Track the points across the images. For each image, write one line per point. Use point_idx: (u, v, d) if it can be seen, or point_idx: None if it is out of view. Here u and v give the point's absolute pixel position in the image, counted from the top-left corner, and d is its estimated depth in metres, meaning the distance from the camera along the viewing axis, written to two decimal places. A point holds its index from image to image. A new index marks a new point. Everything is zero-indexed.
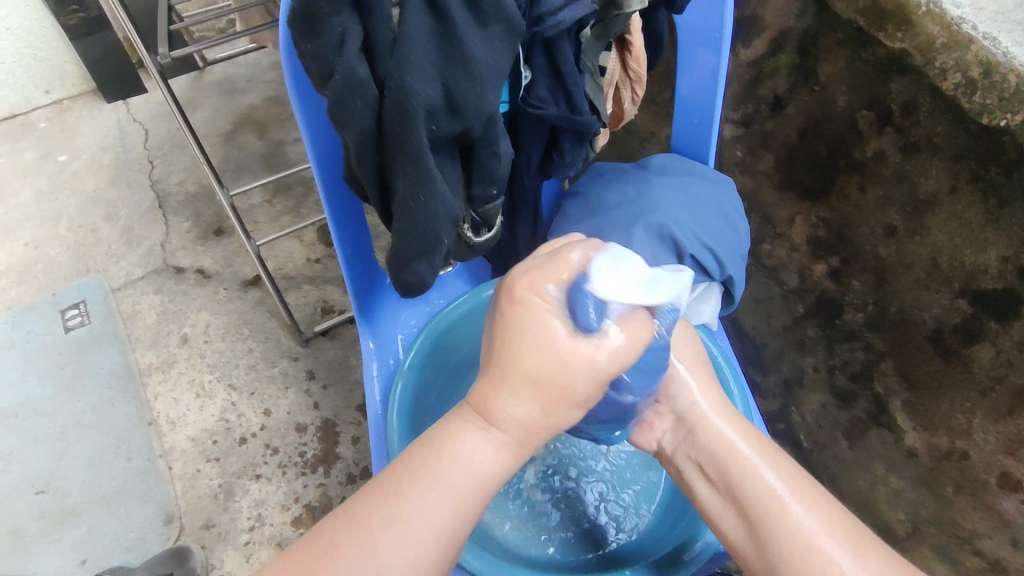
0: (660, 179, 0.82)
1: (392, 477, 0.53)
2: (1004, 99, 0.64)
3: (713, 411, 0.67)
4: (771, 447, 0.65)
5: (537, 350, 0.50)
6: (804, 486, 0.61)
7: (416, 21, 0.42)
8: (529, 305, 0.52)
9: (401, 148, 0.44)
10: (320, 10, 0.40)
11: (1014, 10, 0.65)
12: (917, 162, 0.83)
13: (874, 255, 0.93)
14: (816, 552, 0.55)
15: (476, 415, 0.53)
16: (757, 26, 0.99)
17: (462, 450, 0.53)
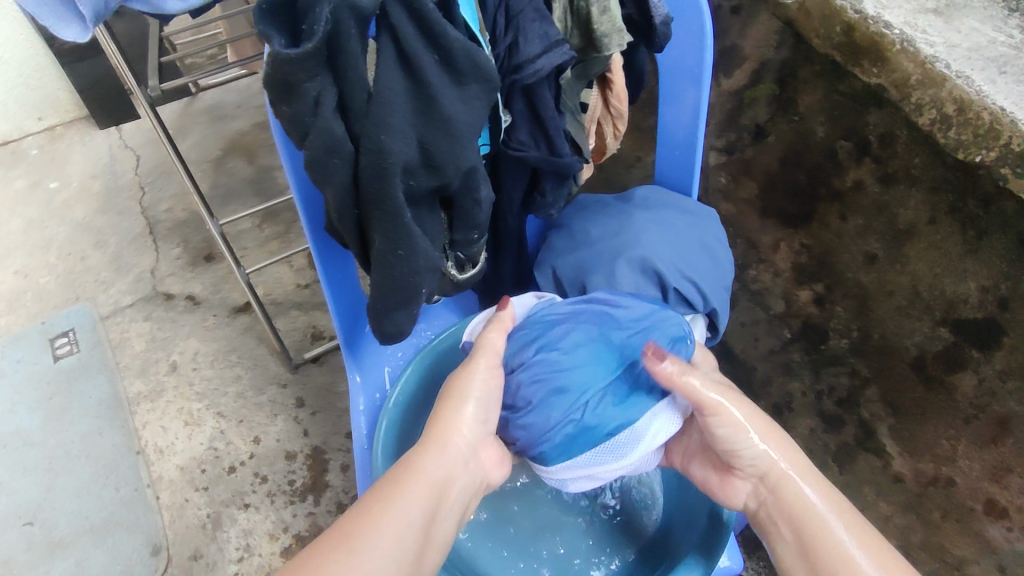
0: (642, 214, 0.82)
1: (365, 521, 0.57)
2: (977, 135, 0.65)
3: (752, 429, 0.63)
4: (815, 471, 0.63)
5: (483, 414, 0.66)
6: (848, 511, 0.60)
7: (393, 83, 0.41)
8: (470, 382, 0.65)
9: (379, 206, 0.44)
10: (295, 77, 0.38)
11: (986, 48, 0.67)
12: (896, 192, 0.85)
13: (856, 282, 0.94)
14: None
15: (439, 456, 0.63)
16: (737, 57, 1.02)
17: (432, 487, 0.61)
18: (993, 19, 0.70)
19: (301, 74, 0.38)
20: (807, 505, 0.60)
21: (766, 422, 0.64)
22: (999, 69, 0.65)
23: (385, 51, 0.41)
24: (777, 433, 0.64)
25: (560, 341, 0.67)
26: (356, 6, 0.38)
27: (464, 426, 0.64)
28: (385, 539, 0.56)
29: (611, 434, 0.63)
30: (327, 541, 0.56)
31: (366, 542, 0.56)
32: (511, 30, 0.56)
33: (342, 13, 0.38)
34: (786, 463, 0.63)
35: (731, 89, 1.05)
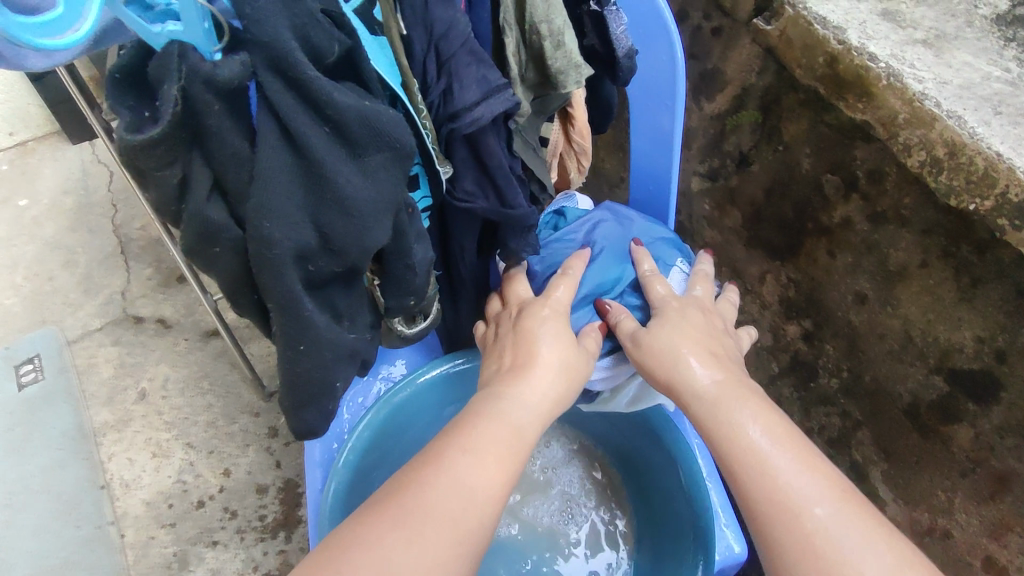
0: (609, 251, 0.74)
1: (456, 450, 0.47)
2: (971, 182, 0.59)
3: (649, 339, 0.61)
4: (729, 364, 0.58)
5: (568, 350, 0.60)
6: (762, 400, 0.53)
7: (274, 161, 0.34)
8: (554, 339, 0.60)
9: (273, 298, 0.38)
10: (140, 164, 0.33)
11: (978, 85, 0.62)
12: (886, 232, 0.78)
13: (846, 321, 0.88)
14: (769, 479, 0.47)
15: (524, 390, 0.54)
16: (718, 81, 0.96)
17: (520, 422, 0.52)
18: (986, 52, 0.65)
19: (149, 163, 0.32)
20: (715, 398, 0.54)
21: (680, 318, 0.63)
22: (993, 109, 0.60)
23: (262, 125, 0.34)
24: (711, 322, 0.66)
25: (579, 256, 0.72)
26: (213, 79, 0.31)
27: (545, 360, 0.58)
28: (475, 469, 0.46)
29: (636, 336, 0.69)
30: (408, 469, 0.46)
31: (454, 473, 0.46)
32: (443, 76, 0.49)
33: (195, 85, 0.31)
34: (694, 356, 0.58)
35: (713, 113, 0.99)
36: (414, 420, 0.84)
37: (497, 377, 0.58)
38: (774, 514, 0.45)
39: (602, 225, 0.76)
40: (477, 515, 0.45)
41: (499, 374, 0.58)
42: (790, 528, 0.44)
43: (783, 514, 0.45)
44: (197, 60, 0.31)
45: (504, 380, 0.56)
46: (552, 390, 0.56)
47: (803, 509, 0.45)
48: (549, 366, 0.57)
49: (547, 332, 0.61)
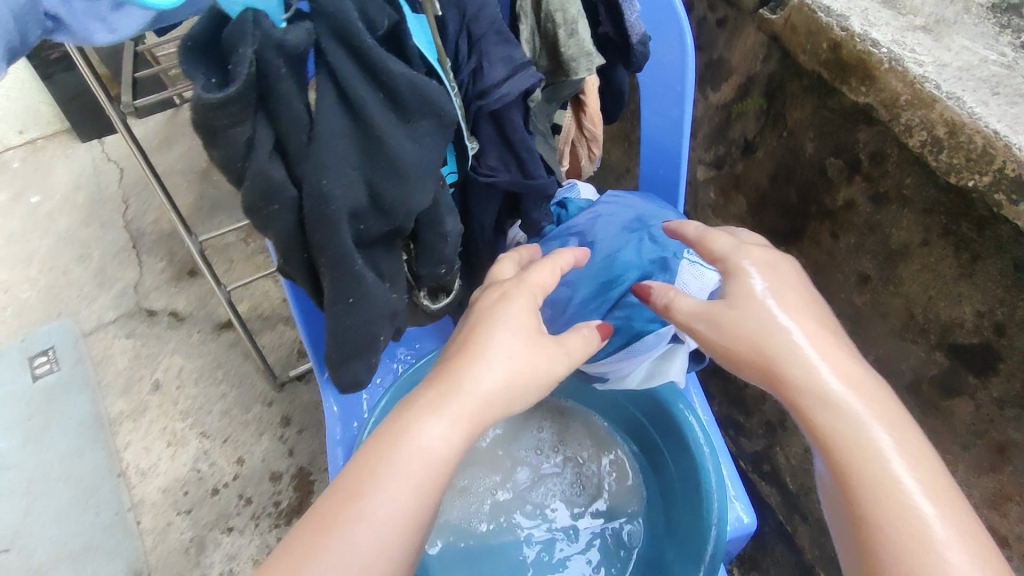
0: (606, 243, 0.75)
1: (356, 493, 0.47)
2: (970, 160, 0.62)
3: (760, 326, 0.57)
4: (848, 354, 0.56)
5: (518, 345, 0.53)
6: (889, 408, 0.53)
7: (333, 122, 0.39)
8: (501, 329, 0.54)
9: (327, 254, 0.42)
10: (217, 123, 0.35)
11: (977, 68, 0.65)
12: (888, 213, 0.80)
13: (848, 302, 0.91)
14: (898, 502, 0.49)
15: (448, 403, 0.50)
16: (724, 70, 0.99)
17: (432, 445, 0.48)
18: (983, 37, 0.68)
19: (225, 120, 0.35)
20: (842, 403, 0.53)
21: (791, 297, 0.58)
22: (992, 90, 0.63)
23: (321, 87, 0.39)
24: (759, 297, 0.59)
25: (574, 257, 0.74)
26: (283, 45, 0.35)
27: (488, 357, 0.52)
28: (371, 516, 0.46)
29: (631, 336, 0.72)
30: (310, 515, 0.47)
31: (349, 528, 0.45)
32: (474, 55, 0.53)
33: (266, 50, 0.35)
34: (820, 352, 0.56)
35: (719, 101, 1.02)
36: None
37: (433, 372, 0.53)
38: (901, 537, 0.48)
39: (603, 218, 0.76)
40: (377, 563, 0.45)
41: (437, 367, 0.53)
42: (919, 557, 0.47)
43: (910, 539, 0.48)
44: (269, 26, 0.35)
45: (436, 381, 0.51)
46: (486, 393, 0.51)
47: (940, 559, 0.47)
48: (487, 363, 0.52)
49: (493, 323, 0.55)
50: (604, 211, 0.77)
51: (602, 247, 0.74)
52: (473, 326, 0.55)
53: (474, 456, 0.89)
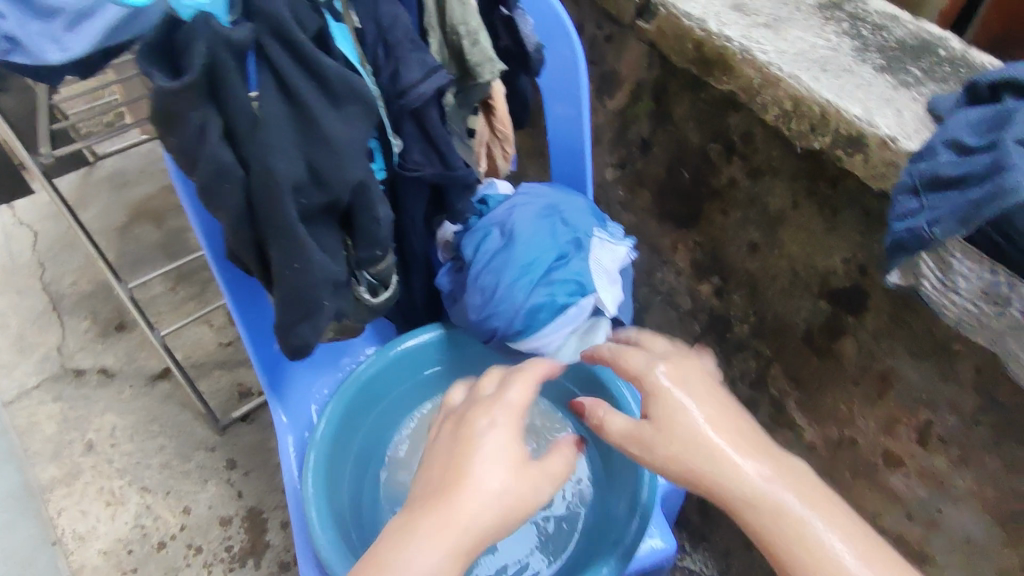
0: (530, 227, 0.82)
1: None
2: (813, 125, 0.75)
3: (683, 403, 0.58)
4: (711, 386, 0.61)
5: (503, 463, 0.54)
6: (760, 444, 0.56)
7: (274, 108, 0.48)
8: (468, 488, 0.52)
9: (274, 224, 0.50)
10: (177, 108, 0.45)
11: (810, 52, 0.78)
12: (764, 184, 0.93)
13: (746, 270, 1.02)
14: (808, 536, 0.51)
15: (450, 534, 0.49)
16: (616, 80, 1.12)
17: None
18: (813, 28, 0.82)
19: (182, 104, 0.45)
20: (700, 438, 0.56)
21: (691, 388, 0.60)
22: (822, 68, 0.76)
23: (262, 80, 0.48)
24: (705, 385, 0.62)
25: (505, 244, 0.81)
26: (230, 40, 0.45)
27: (489, 478, 0.53)
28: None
29: (562, 309, 0.80)
30: None
31: None
32: (391, 59, 0.60)
33: (217, 47, 0.44)
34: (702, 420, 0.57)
35: (615, 108, 1.14)
36: (393, 393, 0.90)
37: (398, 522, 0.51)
38: (798, 549, 0.51)
39: (520, 207, 0.83)
40: None
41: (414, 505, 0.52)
42: (807, 555, 0.51)
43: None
44: (217, 26, 0.44)
45: (420, 505, 0.52)
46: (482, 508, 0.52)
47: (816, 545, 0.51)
48: (486, 467, 0.53)
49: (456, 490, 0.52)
50: (524, 200, 0.84)
51: (528, 232, 0.81)
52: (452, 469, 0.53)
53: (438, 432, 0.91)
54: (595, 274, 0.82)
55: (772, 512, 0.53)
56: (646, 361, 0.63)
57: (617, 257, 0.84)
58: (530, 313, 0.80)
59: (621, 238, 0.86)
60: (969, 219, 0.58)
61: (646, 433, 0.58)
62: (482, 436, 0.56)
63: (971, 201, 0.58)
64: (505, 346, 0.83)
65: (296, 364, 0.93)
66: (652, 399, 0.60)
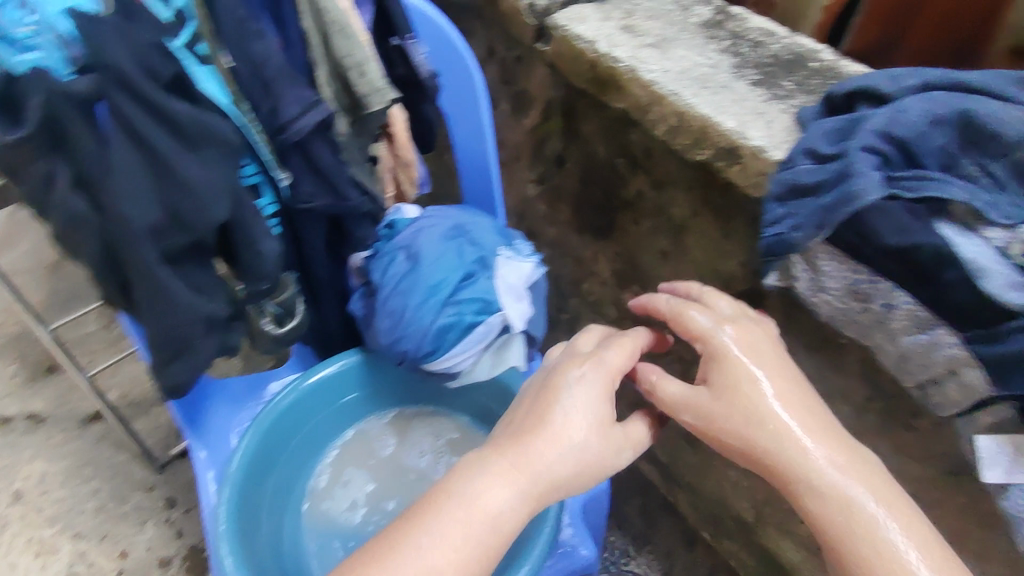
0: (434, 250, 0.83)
1: (424, 532, 0.59)
2: (696, 140, 0.78)
3: (763, 377, 0.66)
4: (783, 360, 0.68)
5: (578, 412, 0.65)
6: (823, 423, 0.65)
7: (123, 155, 0.50)
8: (549, 437, 0.63)
9: (135, 266, 0.54)
10: (21, 161, 0.49)
11: (692, 70, 0.82)
12: (665, 195, 0.96)
13: (660, 277, 1.06)
14: (846, 505, 0.60)
15: (521, 477, 0.62)
16: (528, 99, 1.14)
17: (472, 564, 0.58)
18: (696, 47, 0.86)
19: (29, 158, 0.49)
20: (762, 414, 0.64)
21: (761, 352, 0.68)
22: (702, 85, 0.80)
23: (110, 125, 0.50)
24: (772, 343, 0.70)
25: (412, 268, 0.82)
26: (68, 92, 0.48)
27: (566, 432, 0.63)
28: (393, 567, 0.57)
29: (470, 328, 0.82)
30: (392, 532, 0.60)
31: (416, 556, 0.58)
32: (269, 96, 0.61)
33: (55, 101, 0.48)
34: (780, 393, 0.65)
35: (530, 126, 1.17)
36: (314, 422, 0.91)
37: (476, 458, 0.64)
38: (847, 521, 0.60)
39: (424, 230, 0.84)
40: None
41: (502, 447, 0.63)
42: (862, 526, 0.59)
43: (869, 543, 0.58)
44: (53, 81, 0.47)
45: (505, 445, 0.63)
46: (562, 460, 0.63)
47: (861, 513, 0.60)
48: (563, 417, 0.64)
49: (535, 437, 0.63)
50: (428, 222, 0.85)
51: (432, 255, 0.83)
52: (530, 423, 0.64)
53: (363, 458, 0.94)
54: (500, 292, 0.83)
55: (816, 483, 0.62)
56: (710, 322, 0.70)
57: (523, 273, 0.85)
58: (438, 335, 0.82)
59: (527, 254, 0.87)
60: (822, 225, 0.62)
61: (697, 400, 0.67)
62: (570, 389, 0.66)
63: (823, 208, 0.62)
64: (417, 365, 0.85)
65: (218, 397, 0.94)
66: (717, 364, 0.67)
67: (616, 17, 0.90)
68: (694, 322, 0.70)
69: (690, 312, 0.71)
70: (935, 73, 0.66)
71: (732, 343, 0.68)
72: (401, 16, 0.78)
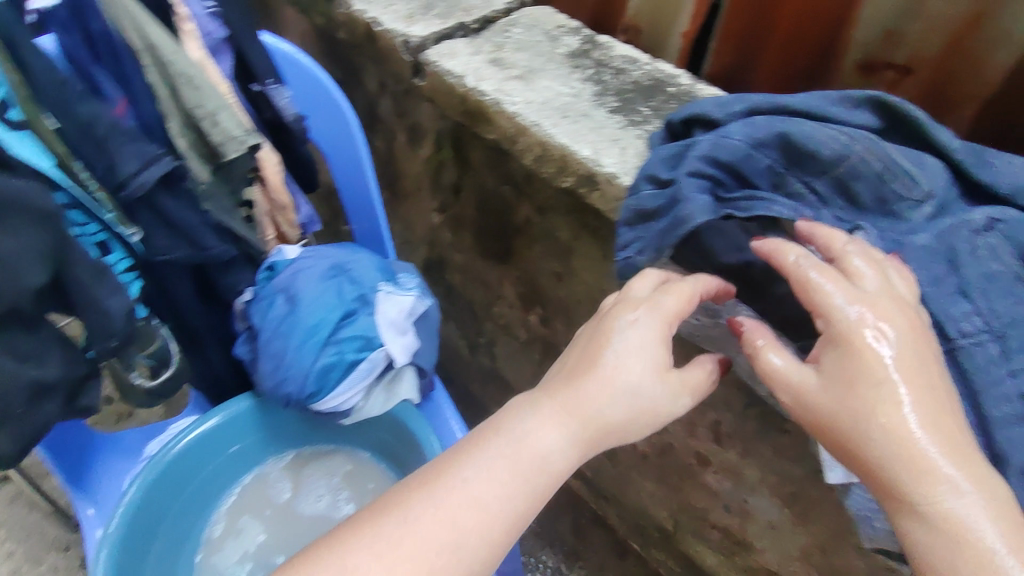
0: (313, 292, 0.83)
1: (471, 468, 0.58)
2: (559, 168, 0.81)
3: (898, 373, 0.51)
4: (934, 359, 0.53)
5: (631, 358, 0.60)
6: (963, 447, 0.49)
7: None
8: (601, 379, 0.60)
9: None
10: None
11: (554, 100, 0.85)
12: (549, 219, 0.98)
13: (558, 298, 1.08)
14: (967, 544, 0.47)
15: (572, 419, 0.60)
16: (420, 131, 1.16)
17: (518, 506, 0.57)
18: (561, 77, 0.88)
19: None
20: (880, 419, 0.51)
21: (909, 347, 0.52)
22: (562, 114, 0.82)
23: None
24: (920, 330, 0.54)
25: (291, 312, 0.83)
26: None
27: (616, 378, 0.60)
28: (446, 503, 0.56)
29: (353, 366, 0.84)
30: (436, 465, 0.59)
31: (462, 491, 0.57)
32: (104, 154, 0.61)
33: None
34: (911, 396, 0.51)
35: (426, 157, 1.19)
36: (207, 471, 0.90)
37: (530, 401, 0.62)
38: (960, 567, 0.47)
39: (303, 272, 0.84)
40: (496, 516, 0.57)
41: (557, 388, 0.61)
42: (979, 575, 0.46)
43: None
44: None
45: (557, 386, 0.61)
46: (613, 409, 0.60)
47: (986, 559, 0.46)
48: (612, 364, 0.60)
49: (587, 383, 0.60)
50: (307, 263, 0.85)
51: (311, 298, 0.83)
52: (581, 367, 0.61)
53: (258, 506, 0.94)
54: (381, 328, 0.85)
55: (922, 509, 0.49)
56: (846, 299, 0.54)
57: (404, 307, 0.87)
58: (321, 376, 0.83)
59: (410, 288, 0.90)
60: (660, 248, 0.65)
61: (812, 394, 0.54)
62: (621, 332, 0.61)
63: (659, 232, 0.66)
64: (305, 406, 0.86)
65: (109, 452, 0.93)
66: (835, 349, 0.54)
67: (485, 50, 0.93)
68: (829, 299, 0.54)
69: (848, 263, 0.57)
70: (758, 98, 0.70)
71: (880, 334, 0.52)
72: (261, 62, 0.79)
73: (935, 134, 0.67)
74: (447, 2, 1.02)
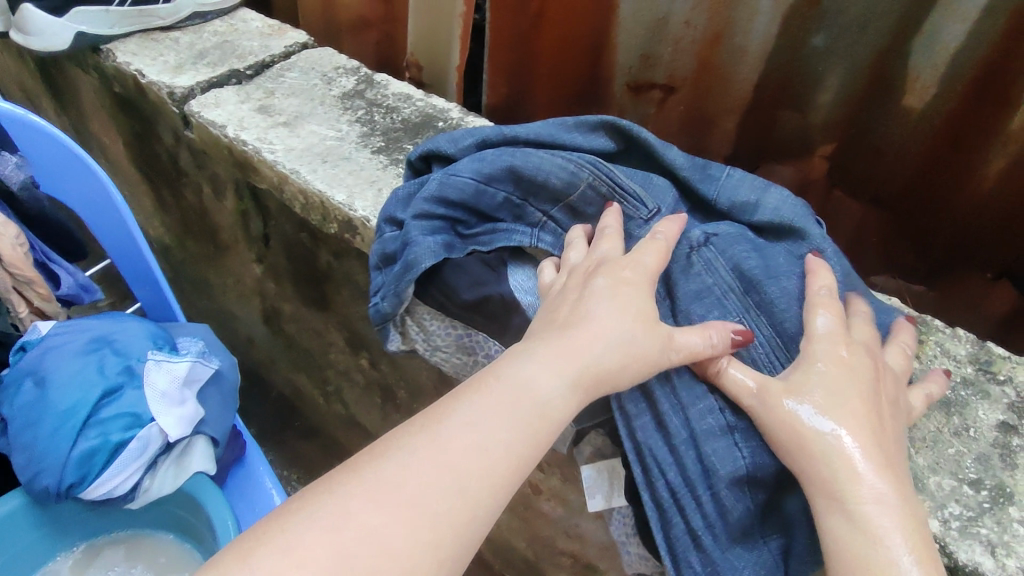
0: (64, 370, 0.77)
1: (457, 421, 0.47)
2: (322, 215, 0.78)
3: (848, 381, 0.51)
4: (881, 387, 0.53)
5: (624, 308, 0.53)
6: (893, 470, 0.49)
7: None
8: (593, 327, 0.52)
9: None
10: None
11: (315, 146, 0.83)
12: (347, 264, 0.95)
13: (376, 341, 1.05)
14: (877, 548, 0.46)
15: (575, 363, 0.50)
16: (220, 182, 1.11)
17: (525, 459, 0.47)
18: (328, 120, 0.87)
19: None
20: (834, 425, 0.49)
21: (846, 368, 0.52)
22: (322, 160, 0.81)
23: None
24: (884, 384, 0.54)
25: (43, 395, 0.76)
26: None
27: (606, 327, 0.52)
28: (448, 447, 0.45)
29: (120, 446, 0.76)
30: (415, 421, 0.48)
31: (449, 445, 0.46)
32: None
33: None
34: (852, 410, 0.50)
35: (231, 208, 1.13)
36: None
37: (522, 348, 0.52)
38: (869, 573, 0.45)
39: (53, 352, 0.79)
40: (487, 479, 0.46)
41: (553, 334, 0.52)
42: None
43: None
44: None
45: (553, 332, 0.52)
46: (613, 357, 0.51)
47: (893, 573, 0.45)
48: (608, 314, 0.52)
49: (581, 332, 0.51)
50: (62, 341, 0.80)
51: (61, 376, 0.77)
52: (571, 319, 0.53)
53: None
54: (150, 401, 0.78)
55: (850, 509, 0.47)
56: (829, 323, 0.54)
57: (177, 376, 0.81)
58: (82, 463, 0.74)
59: (183, 355, 0.84)
60: (398, 292, 0.64)
61: (775, 393, 0.51)
62: (603, 293, 0.54)
63: (396, 275, 0.64)
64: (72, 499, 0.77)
65: None
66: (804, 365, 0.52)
67: (254, 97, 0.90)
68: (822, 320, 0.54)
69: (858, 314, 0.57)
70: (489, 130, 0.70)
71: (843, 355, 0.52)
72: None
73: (660, 153, 0.67)
74: (221, 50, 0.99)
